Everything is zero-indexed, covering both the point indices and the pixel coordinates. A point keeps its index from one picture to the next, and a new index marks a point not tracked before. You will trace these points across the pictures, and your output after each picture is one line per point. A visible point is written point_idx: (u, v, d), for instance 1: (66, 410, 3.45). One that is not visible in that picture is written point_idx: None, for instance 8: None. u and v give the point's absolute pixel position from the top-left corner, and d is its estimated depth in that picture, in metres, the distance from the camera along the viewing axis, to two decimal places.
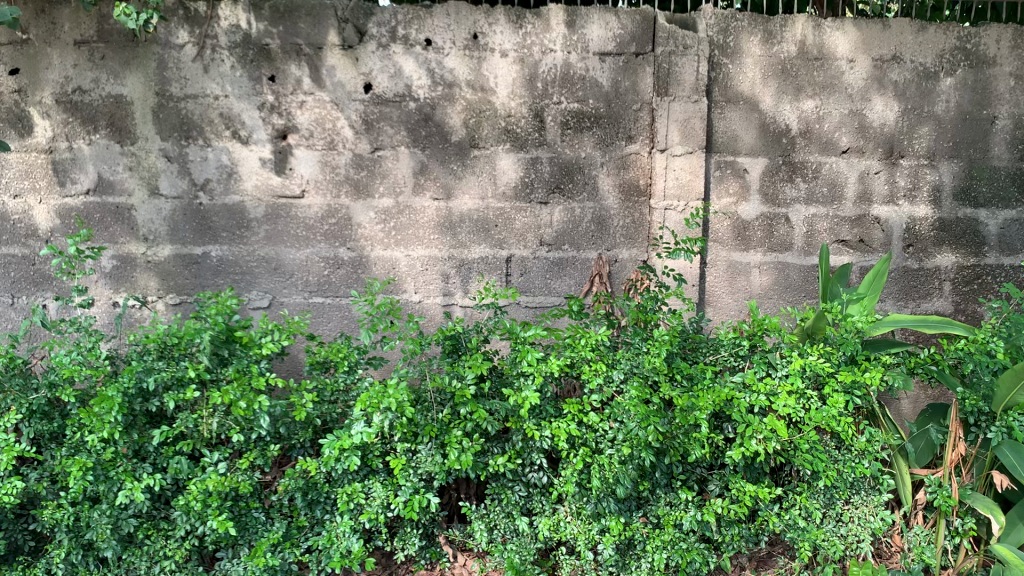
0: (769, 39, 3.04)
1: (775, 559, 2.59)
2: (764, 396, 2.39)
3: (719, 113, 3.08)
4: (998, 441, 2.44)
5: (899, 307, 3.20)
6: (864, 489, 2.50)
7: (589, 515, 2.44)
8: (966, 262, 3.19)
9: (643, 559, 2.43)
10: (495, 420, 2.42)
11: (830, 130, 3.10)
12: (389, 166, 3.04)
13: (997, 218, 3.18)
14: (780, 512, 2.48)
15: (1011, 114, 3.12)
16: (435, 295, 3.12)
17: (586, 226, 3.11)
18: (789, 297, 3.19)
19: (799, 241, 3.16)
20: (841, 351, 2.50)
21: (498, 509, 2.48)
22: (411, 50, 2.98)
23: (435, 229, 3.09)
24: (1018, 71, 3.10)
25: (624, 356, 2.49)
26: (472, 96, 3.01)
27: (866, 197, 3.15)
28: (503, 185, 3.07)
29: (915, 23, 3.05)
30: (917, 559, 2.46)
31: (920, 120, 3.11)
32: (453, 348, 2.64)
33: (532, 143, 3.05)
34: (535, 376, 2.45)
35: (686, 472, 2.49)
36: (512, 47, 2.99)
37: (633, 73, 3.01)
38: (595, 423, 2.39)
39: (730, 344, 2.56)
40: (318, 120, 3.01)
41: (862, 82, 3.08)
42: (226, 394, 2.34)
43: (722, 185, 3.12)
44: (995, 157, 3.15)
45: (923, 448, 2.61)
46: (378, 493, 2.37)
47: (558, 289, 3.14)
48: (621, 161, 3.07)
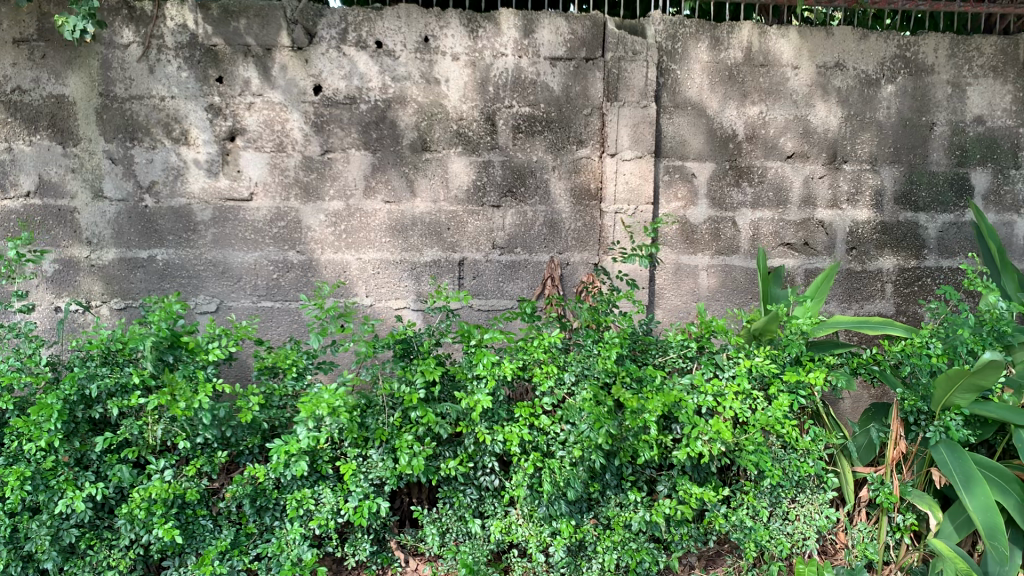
0: (716, 45, 3.10)
1: (724, 558, 2.62)
2: (711, 397, 2.42)
3: (668, 119, 3.13)
4: (935, 440, 2.51)
5: (843, 309, 3.27)
6: (810, 488, 2.54)
7: (541, 517, 2.44)
8: (907, 264, 3.27)
9: (594, 560, 2.45)
10: (447, 424, 2.43)
11: (775, 135, 3.16)
12: (339, 168, 3.02)
13: (936, 221, 3.26)
14: (728, 513, 2.50)
15: (948, 121, 3.21)
16: (387, 299, 3.11)
17: (538, 229, 3.12)
18: (737, 299, 3.24)
19: (745, 244, 3.21)
20: (786, 352, 2.57)
21: (450, 513, 2.48)
22: (362, 52, 2.97)
23: (387, 232, 3.07)
24: (955, 79, 3.19)
25: (575, 358, 2.52)
26: (424, 98, 3.01)
27: (810, 201, 3.21)
28: (455, 188, 3.07)
29: (857, 31, 3.14)
30: (860, 555, 2.52)
31: (862, 125, 3.19)
32: (404, 351, 2.64)
33: (484, 146, 3.05)
34: (487, 380, 2.45)
35: (636, 472, 2.52)
36: (464, 50, 3.00)
37: (583, 78, 3.05)
38: (546, 426, 2.41)
39: (678, 345, 2.59)
40: (267, 122, 2.98)
41: (806, 88, 3.15)
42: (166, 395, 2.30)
43: (671, 190, 3.16)
44: (934, 163, 3.23)
45: (864, 446, 2.68)
46: (328, 499, 2.36)
47: (510, 292, 3.15)
48: (573, 165, 3.09)
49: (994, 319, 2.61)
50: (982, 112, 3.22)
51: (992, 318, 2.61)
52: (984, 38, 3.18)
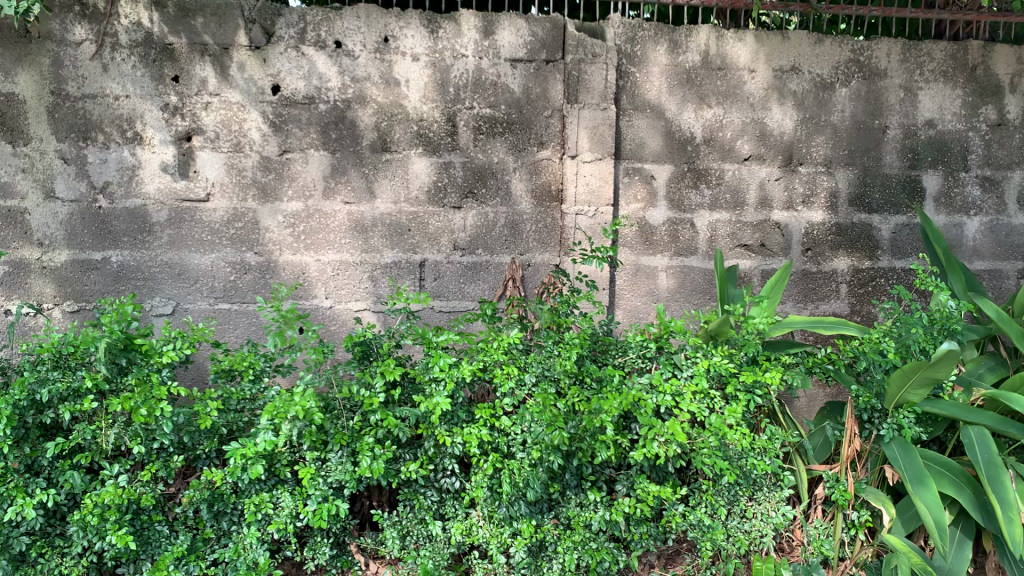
0: (674, 48, 3.13)
1: (683, 556, 2.65)
2: (670, 397, 2.44)
3: (627, 121, 3.15)
4: (889, 437, 2.56)
5: (799, 309, 3.32)
6: (767, 486, 2.59)
7: (501, 518, 2.45)
8: (861, 265, 3.33)
9: (555, 560, 2.44)
10: (407, 427, 2.42)
11: (732, 138, 3.20)
12: (298, 169, 2.99)
13: (890, 223, 3.33)
14: (685, 512, 2.51)
15: (900, 125, 3.28)
16: (347, 300, 3.08)
17: (499, 230, 3.12)
18: (696, 300, 3.27)
19: (703, 245, 3.24)
20: (743, 351, 2.60)
21: (410, 515, 2.47)
22: (321, 52, 2.95)
23: (347, 232, 3.05)
24: (907, 84, 3.26)
25: (536, 359, 2.53)
26: (384, 99, 3.00)
27: (767, 203, 3.26)
28: (416, 189, 3.06)
29: (812, 36, 3.19)
30: (816, 552, 2.55)
31: (817, 128, 3.24)
32: (363, 353, 2.62)
33: (445, 147, 3.05)
34: (446, 382, 2.45)
35: (596, 472, 2.53)
36: (424, 51, 2.99)
37: (544, 79, 3.06)
38: (507, 427, 2.42)
39: (637, 345, 2.62)
40: (225, 121, 2.95)
41: (762, 91, 3.19)
42: (126, 400, 2.27)
43: (630, 192, 3.19)
44: (887, 165, 3.29)
45: (820, 445, 2.73)
46: (287, 503, 2.34)
47: (471, 293, 3.14)
48: (533, 167, 3.10)
49: (944, 318, 2.68)
50: (933, 116, 3.29)
51: (943, 317, 2.68)
52: (934, 44, 3.25)
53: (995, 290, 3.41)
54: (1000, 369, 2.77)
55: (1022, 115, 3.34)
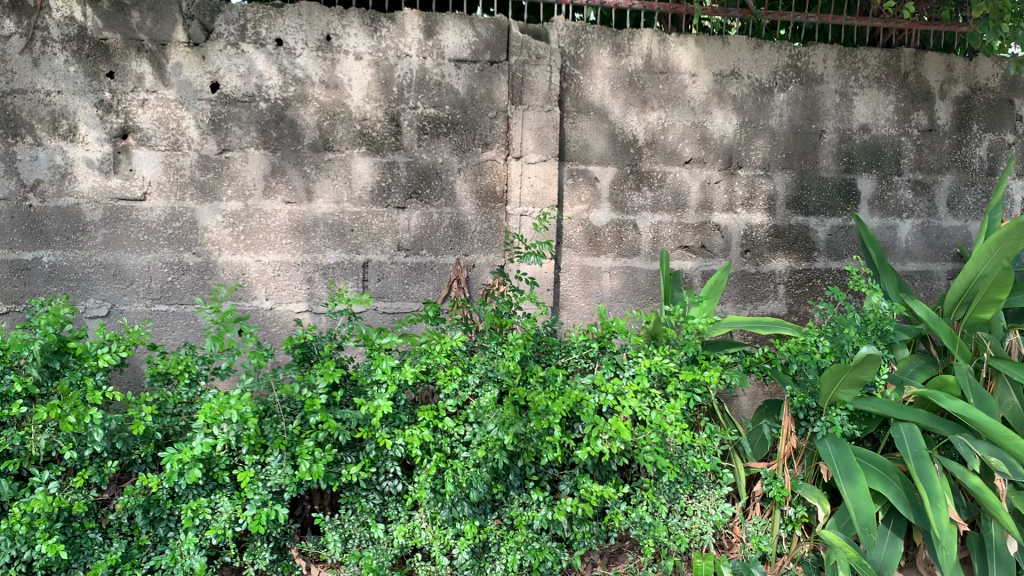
0: (618, 51, 3.16)
1: (625, 555, 2.66)
2: (612, 396, 2.46)
3: (572, 123, 3.17)
4: (822, 435, 2.62)
5: (738, 309, 3.37)
6: (706, 484, 2.62)
7: (444, 520, 2.43)
8: (798, 266, 3.40)
9: (497, 561, 2.43)
10: (347, 430, 2.39)
11: (674, 141, 3.25)
12: (237, 168, 2.94)
13: (825, 225, 3.40)
14: (628, 510, 2.53)
15: (836, 129, 3.35)
16: (288, 301, 3.03)
17: (443, 230, 3.10)
18: (638, 300, 3.29)
19: (646, 247, 3.27)
20: (683, 351, 2.63)
21: (352, 519, 2.45)
22: (261, 50, 2.91)
23: (288, 233, 3.00)
24: (843, 89, 3.34)
25: (480, 361, 2.53)
26: (326, 97, 2.97)
27: (707, 205, 3.30)
28: (359, 189, 3.03)
29: (751, 41, 3.26)
30: (755, 548, 2.60)
31: (756, 132, 3.30)
32: (303, 356, 2.58)
33: (389, 147, 3.03)
34: (388, 385, 2.43)
35: (539, 472, 2.53)
36: (367, 50, 2.97)
37: (488, 80, 3.06)
38: (451, 428, 2.42)
39: (580, 346, 2.63)
40: (162, 119, 2.88)
41: (704, 95, 3.24)
42: (51, 410, 2.20)
43: (575, 193, 3.20)
44: (823, 169, 3.36)
45: (758, 443, 2.76)
46: (225, 507, 2.29)
47: (416, 294, 3.11)
48: (478, 167, 3.09)
49: (878, 318, 2.74)
50: (867, 121, 3.37)
51: (876, 318, 2.74)
52: (868, 51, 3.34)
53: (926, 290, 3.51)
54: (929, 368, 2.85)
55: (951, 121, 3.45)
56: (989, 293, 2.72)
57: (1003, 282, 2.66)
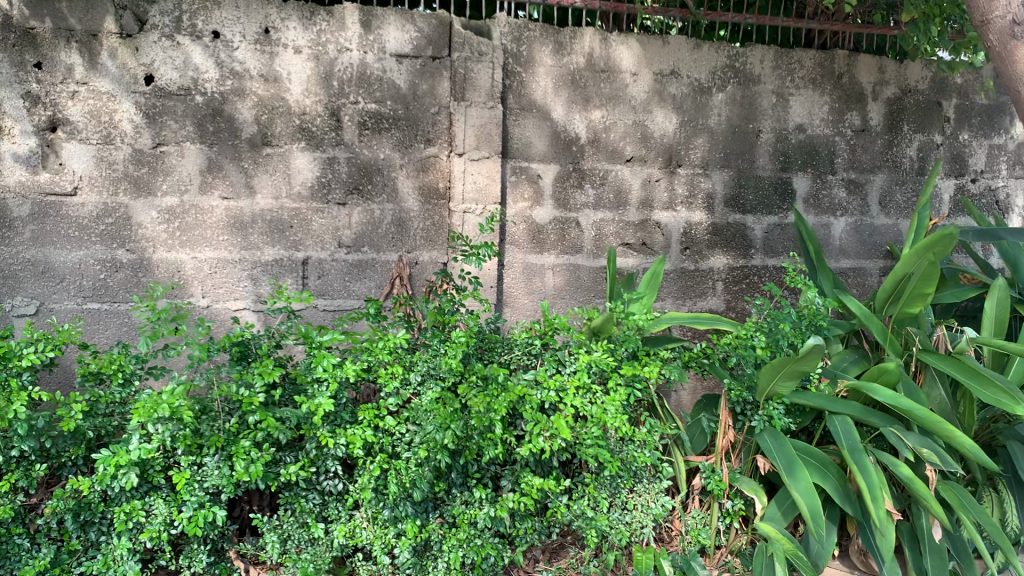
0: (560, 49, 3.17)
1: (567, 549, 2.68)
2: (554, 393, 2.47)
3: (514, 120, 3.17)
4: (760, 429, 2.67)
5: (678, 306, 3.41)
6: (646, 477, 2.64)
7: (386, 519, 2.40)
8: (736, 263, 3.45)
9: (439, 559, 2.42)
10: (287, 429, 2.34)
11: (616, 140, 3.27)
12: (173, 163, 2.88)
13: (762, 223, 3.46)
14: (570, 503, 2.52)
15: (773, 129, 3.42)
16: (225, 299, 2.97)
17: (385, 227, 3.08)
18: (581, 297, 3.30)
19: (588, 244, 3.29)
20: (624, 348, 2.67)
21: (291, 520, 2.39)
22: (197, 42, 2.85)
23: (225, 229, 2.94)
24: (779, 90, 3.40)
25: (421, 358, 2.52)
26: (265, 92, 2.92)
27: (648, 203, 3.33)
28: (298, 184, 2.98)
29: (690, 41, 3.30)
30: (694, 541, 2.62)
31: (695, 131, 3.34)
32: (241, 354, 2.53)
33: (329, 142, 2.99)
34: (330, 382, 2.40)
35: (481, 469, 2.52)
36: (306, 43, 2.93)
37: (430, 76, 3.05)
38: (392, 427, 2.39)
39: (523, 343, 2.64)
40: (92, 112, 2.80)
41: (644, 94, 3.28)
42: None
43: (517, 190, 3.20)
44: (760, 168, 3.42)
45: (696, 436, 2.83)
46: (160, 509, 2.24)
47: (357, 291, 3.07)
48: (420, 164, 3.08)
49: (812, 314, 2.79)
50: (803, 121, 3.44)
51: (810, 313, 2.78)
52: (804, 52, 3.41)
53: (859, 287, 3.60)
54: (862, 363, 2.92)
55: (883, 122, 3.54)
56: (917, 287, 2.80)
57: (931, 275, 2.75)
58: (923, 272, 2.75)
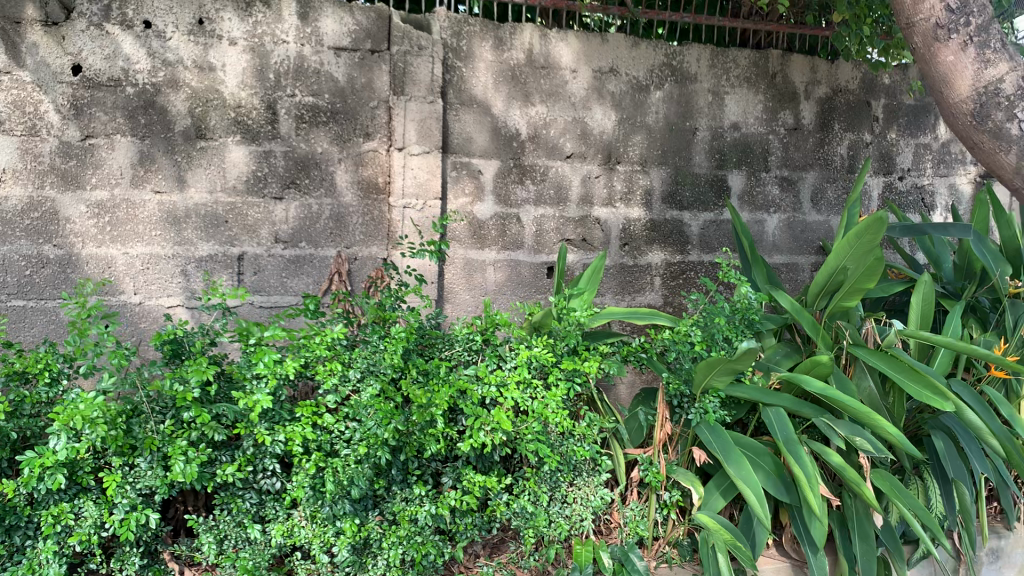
0: (500, 45, 3.18)
1: (507, 544, 2.70)
2: (495, 387, 2.47)
3: (454, 115, 3.16)
4: (697, 421, 2.71)
5: (617, 301, 3.44)
6: (586, 471, 2.67)
7: (325, 518, 2.37)
8: (673, 258, 3.50)
9: (379, 556, 2.39)
10: (223, 427, 2.31)
11: (555, 136, 3.29)
12: (103, 156, 2.80)
13: (699, 219, 3.51)
14: (509, 500, 2.53)
15: (709, 126, 3.47)
16: (158, 296, 2.89)
17: (323, 223, 3.04)
18: (521, 293, 3.31)
19: (529, 240, 3.30)
20: (564, 343, 2.67)
21: (227, 519, 2.36)
22: (127, 32, 2.78)
23: (158, 224, 2.87)
24: (715, 88, 3.46)
25: (361, 354, 2.49)
26: (198, 83, 2.86)
27: (587, 199, 3.36)
28: (233, 179, 2.93)
29: (628, 39, 3.34)
30: (632, 533, 2.65)
31: (633, 128, 3.38)
32: (173, 352, 2.47)
33: (265, 135, 2.94)
34: (268, 379, 2.36)
35: (422, 466, 2.52)
36: (241, 35, 2.88)
37: (369, 70, 3.02)
38: (330, 424, 2.36)
39: (463, 339, 2.64)
40: (17, 102, 2.72)
41: (583, 91, 3.30)
42: None
43: (458, 186, 3.19)
44: (696, 165, 3.48)
45: (634, 429, 2.86)
46: (90, 512, 2.17)
47: (294, 287, 3.02)
48: (358, 158, 3.05)
49: (745, 309, 2.84)
50: (737, 119, 3.51)
51: (744, 308, 2.83)
52: (739, 52, 3.48)
53: (792, 282, 3.68)
54: (794, 356, 3.00)
55: (815, 120, 3.63)
56: (859, 283, 2.86)
57: (872, 272, 2.82)
58: (862, 269, 2.82)
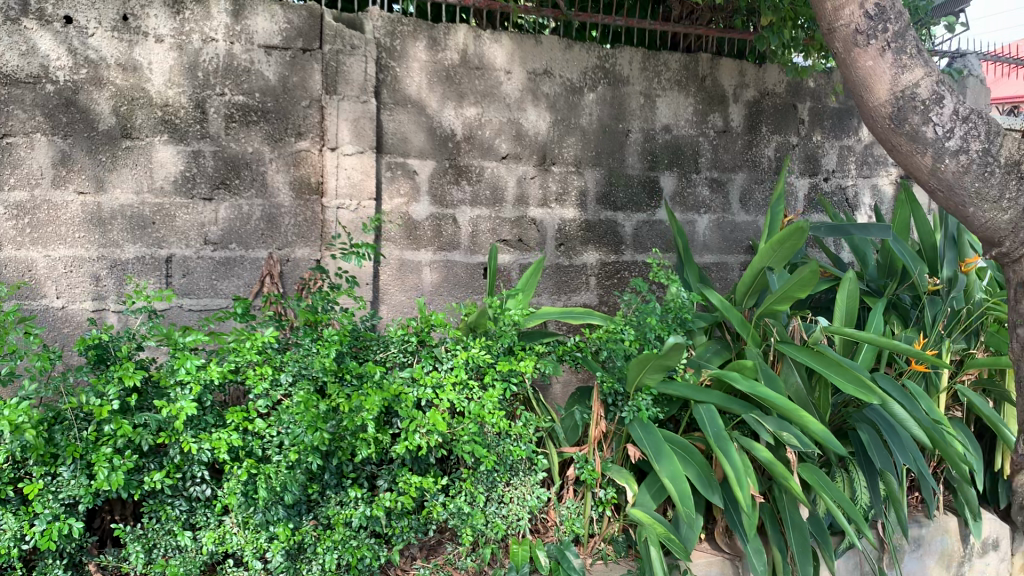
0: (434, 45, 3.17)
1: (444, 546, 2.69)
2: (430, 390, 2.47)
3: (388, 115, 3.14)
4: (629, 419, 2.74)
5: (553, 301, 3.46)
6: (522, 470, 2.68)
7: (257, 524, 2.34)
8: (608, 258, 3.54)
9: (314, 561, 2.37)
10: (148, 435, 2.25)
11: (490, 137, 3.30)
12: (21, 155, 2.71)
13: (632, 220, 3.56)
14: (446, 501, 2.53)
15: (641, 129, 3.53)
16: (82, 300, 2.81)
17: (255, 224, 2.99)
18: (457, 294, 3.31)
19: (464, 240, 3.30)
20: (500, 343, 2.69)
21: (156, 527, 2.30)
22: (46, 28, 2.70)
23: (81, 225, 2.79)
24: (647, 91, 3.52)
25: (292, 358, 2.46)
26: (122, 81, 2.79)
27: (523, 200, 3.38)
28: (161, 179, 2.86)
29: (562, 41, 3.37)
30: (568, 530, 2.67)
31: (567, 130, 3.41)
32: (98, 357, 2.40)
33: (193, 135, 2.88)
34: (193, 386, 2.31)
35: (357, 469, 2.50)
36: (168, 32, 2.82)
37: (301, 69, 2.98)
38: (261, 429, 2.33)
39: (398, 340, 2.63)
40: None
41: (517, 92, 3.32)
42: None
43: (393, 186, 3.17)
44: (629, 166, 3.53)
45: (569, 428, 2.89)
46: (9, 524, 2.10)
47: (224, 290, 2.97)
48: (291, 158, 3.01)
49: (678, 307, 2.89)
50: (669, 122, 3.57)
51: (676, 307, 2.89)
52: (670, 55, 3.54)
53: (722, 281, 3.77)
54: (724, 353, 3.06)
55: (743, 123, 3.71)
56: (790, 290, 2.85)
57: (808, 280, 2.77)
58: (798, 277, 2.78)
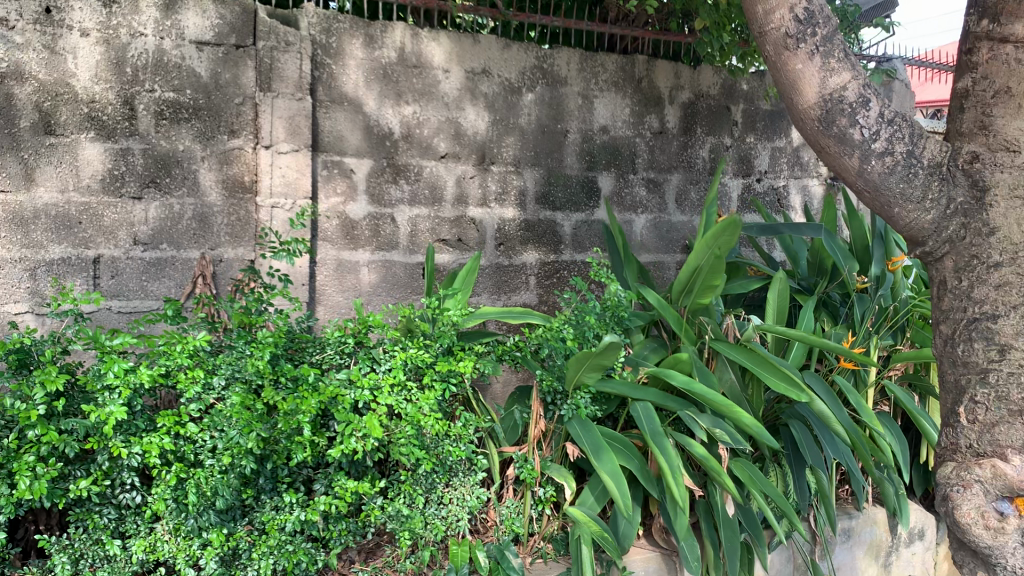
0: (371, 43, 3.14)
1: (383, 548, 2.67)
2: (368, 392, 2.43)
3: (324, 113, 3.09)
4: (568, 417, 2.75)
5: (493, 300, 3.45)
6: (462, 471, 2.66)
7: (189, 531, 2.28)
8: (547, 258, 3.55)
9: (249, 567, 2.32)
10: (74, 441, 2.17)
11: (428, 135, 3.27)
12: None
13: (571, 220, 3.58)
14: (384, 503, 2.50)
15: (579, 129, 3.55)
16: (3, 302, 2.70)
17: (186, 224, 2.91)
18: (395, 294, 3.28)
19: (403, 240, 3.27)
20: (439, 343, 2.66)
21: (83, 537, 2.22)
22: None
23: (2, 225, 2.68)
24: (585, 92, 3.54)
25: (224, 361, 2.40)
26: (46, 76, 2.69)
27: (462, 199, 3.36)
28: (87, 177, 2.77)
29: (500, 41, 3.36)
30: (508, 530, 2.66)
31: (506, 130, 3.41)
32: (20, 362, 2.30)
33: (121, 132, 2.79)
34: (122, 390, 2.24)
35: (292, 474, 2.45)
36: (94, 26, 2.73)
37: (234, 65, 2.91)
38: (193, 434, 2.27)
39: (335, 342, 2.58)
40: None
41: (456, 91, 3.30)
42: None
43: (330, 185, 3.12)
44: (568, 166, 3.54)
45: (509, 428, 2.87)
46: None
47: (155, 291, 2.89)
48: (223, 156, 2.94)
49: (615, 306, 2.91)
50: (606, 122, 3.60)
51: (613, 306, 2.91)
52: (607, 56, 3.57)
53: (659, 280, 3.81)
54: (660, 351, 3.09)
55: (679, 124, 3.76)
56: (705, 280, 2.97)
57: (717, 269, 2.94)
58: (711, 267, 2.93)
